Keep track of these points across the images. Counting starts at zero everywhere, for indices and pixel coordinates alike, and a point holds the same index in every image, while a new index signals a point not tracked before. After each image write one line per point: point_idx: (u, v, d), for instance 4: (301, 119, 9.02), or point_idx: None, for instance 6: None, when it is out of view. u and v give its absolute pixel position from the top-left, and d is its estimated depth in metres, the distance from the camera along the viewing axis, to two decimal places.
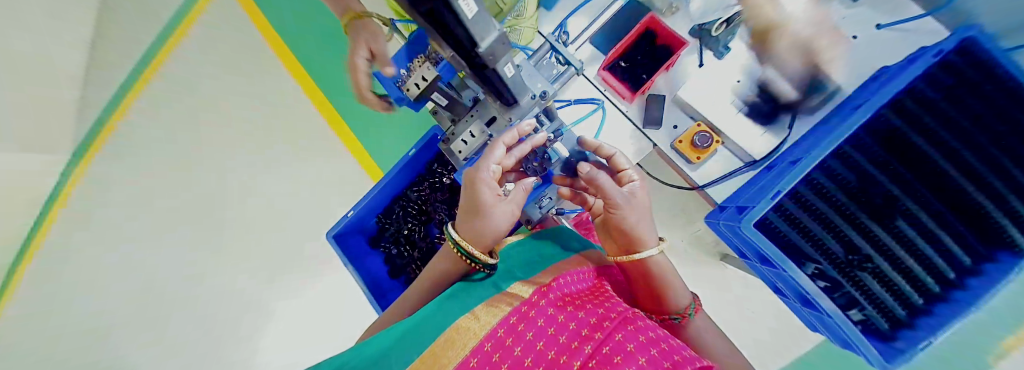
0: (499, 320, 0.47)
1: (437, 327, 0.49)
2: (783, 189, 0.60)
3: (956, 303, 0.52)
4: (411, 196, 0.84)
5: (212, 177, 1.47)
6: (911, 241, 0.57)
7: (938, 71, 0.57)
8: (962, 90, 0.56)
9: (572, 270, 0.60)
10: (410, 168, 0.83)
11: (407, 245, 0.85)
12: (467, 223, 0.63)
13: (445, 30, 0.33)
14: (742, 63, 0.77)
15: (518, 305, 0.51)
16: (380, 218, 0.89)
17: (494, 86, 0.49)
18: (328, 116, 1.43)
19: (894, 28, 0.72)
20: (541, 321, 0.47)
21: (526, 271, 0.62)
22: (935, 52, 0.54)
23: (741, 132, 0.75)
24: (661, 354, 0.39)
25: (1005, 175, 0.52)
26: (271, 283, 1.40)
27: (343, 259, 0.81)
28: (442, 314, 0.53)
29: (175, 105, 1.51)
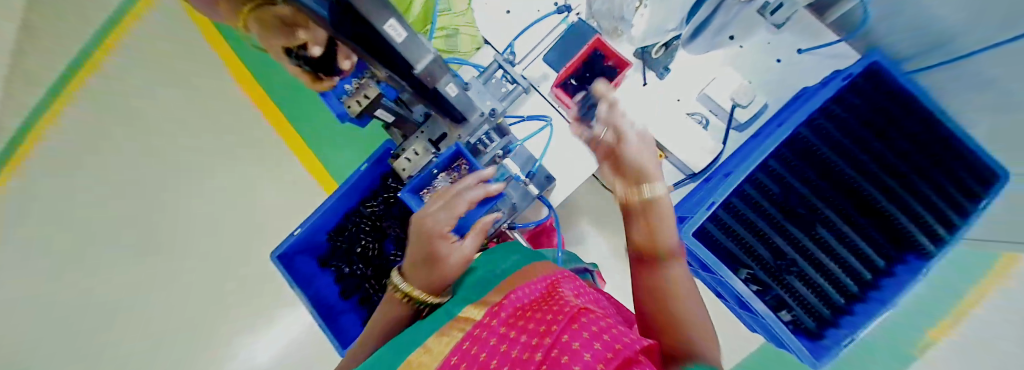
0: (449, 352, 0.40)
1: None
2: (719, 199, 0.64)
3: (872, 304, 0.58)
4: (364, 212, 0.81)
5: (147, 191, 1.37)
6: (827, 244, 0.61)
7: (851, 92, 0.64)
8: (870, 109, 0.63)
9: (526, 278, 0.53)
10: (362, 183, 0.80)
11: (361, 263, 0.82)
12: (421, 271, 0.55)
13: (382, 55, 0.31)
14: (681, 83, 0.84)
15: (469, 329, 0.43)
16: (331, 235, 0.85)
17: (445, 107, 0.47)
18: (279, 127, 1.36)
19: (813, 53, 0.80)
20: (489, 341, 0.38)
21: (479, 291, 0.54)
22: (846, 76, 0.63)
23: (682, 147, 0.79)
24: (605, 340, 0.29)
25: (908, 184, 0.59)
26: (223, 309, 1.31)
27: (288, 281, 0.76)
28: (393, 355, 0.46)
29: (102, 112, 1.38)
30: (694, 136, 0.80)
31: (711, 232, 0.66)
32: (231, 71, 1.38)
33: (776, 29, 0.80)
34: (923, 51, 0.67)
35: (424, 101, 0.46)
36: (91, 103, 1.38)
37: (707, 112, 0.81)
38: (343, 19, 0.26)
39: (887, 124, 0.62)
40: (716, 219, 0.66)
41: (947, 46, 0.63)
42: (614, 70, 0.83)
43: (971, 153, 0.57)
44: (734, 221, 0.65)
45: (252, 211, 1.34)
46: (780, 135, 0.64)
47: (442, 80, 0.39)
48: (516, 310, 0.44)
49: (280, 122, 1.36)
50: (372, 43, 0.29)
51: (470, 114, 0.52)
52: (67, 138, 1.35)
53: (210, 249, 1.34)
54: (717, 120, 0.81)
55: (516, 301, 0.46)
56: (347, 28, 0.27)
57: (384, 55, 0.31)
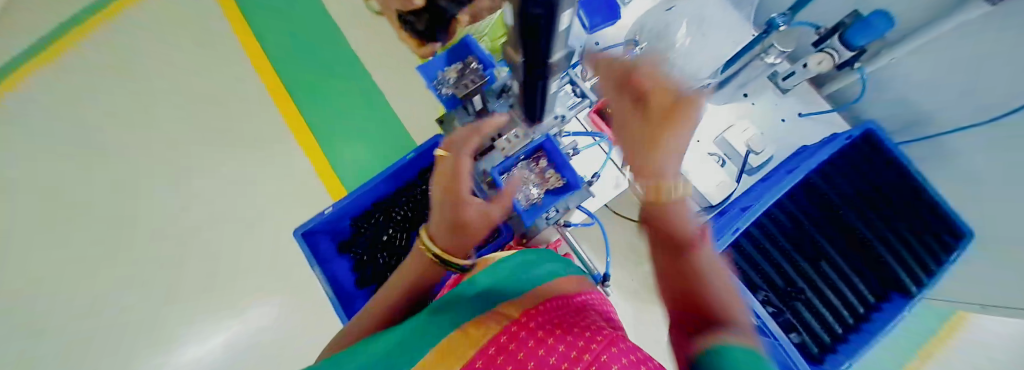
0: (483, 343, 0.35)
1: (400, 357, 0.35)
2: (741, 226, 0.71)
3: (864, 334, 0.65)
4: (397, 202, 0.82)
5: (121, 156, 1.27)
6: (833, 280, 0.68)
7: (852, 148, 0.74)
8: (868, 166, 0.73)
9: (563, 291, 0.52)
10: (400, 172, 0.81)
11: (381, 253, 0.80)
12: (444, 237, 0.50)
13: (533, 39, 0.33)
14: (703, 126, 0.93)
15: (502, 326, 0.39)
16: (355, 221, 0.83)
17: (532, 96, 0.48)
18: (283, 111, 1.30)
19: (811, 117, 0.92)
20: (529, 343, 0.35)
21: (503, 287, 0.52)
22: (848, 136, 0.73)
23: (701, 180, 0.89)
24: None
25: (895, 231, 0.69)
26: (182, 297, 1.18)
27: (308, 260, 0.74)
28: (409, 338, 0.40)
29: (101, 71, 1.34)
30: (711, 174, 0.89)
31: (733, 256, 0.71)
32: (246, 50, 1.36)
33: (783, 94, 0.92)
34: (908, 126, 0.80)
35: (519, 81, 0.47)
36: (94, 62, 1.35)
37: (722, 155, 0.91)
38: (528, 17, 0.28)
39: (880, 180, 0.72)
40: (737, 245, 0.72)
41: (933, 123, 0.75)
42: None
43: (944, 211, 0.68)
44: (752, 249, 0.71)
45: (228, 194, 1.22)
46: (797, 174, 0.72)
47: (557, 68, 0.40)
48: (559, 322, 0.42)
49: (285, 107, 1.31)
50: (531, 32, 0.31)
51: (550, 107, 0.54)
52: (67, 95, 1.32)
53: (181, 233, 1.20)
54: (731, 163, 0.90)
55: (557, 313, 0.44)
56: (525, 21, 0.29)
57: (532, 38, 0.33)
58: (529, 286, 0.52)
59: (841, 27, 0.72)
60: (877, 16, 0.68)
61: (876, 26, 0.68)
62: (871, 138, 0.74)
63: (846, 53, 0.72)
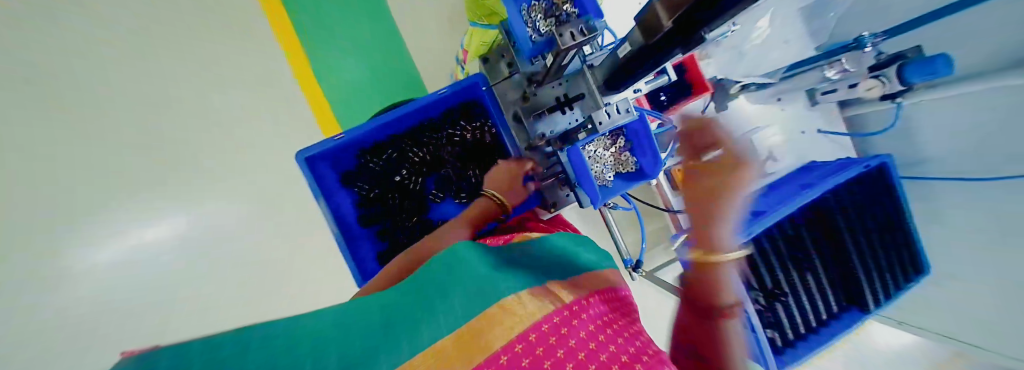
0: (535, 318, 0.32)
1: (445, 312, 0.33)
2: (755, 230, 0.73)
3: (821, 336, 0.78)
4: (416, 141, 0.73)
5: None
6: (812, 288, 0.77)
7: (866, 178, 0.78)
8: (881, 199, 0.77)
9: (614, 285, 0.46)
10: (425, 109, 0.71)
11: (393, 193, 0.74)
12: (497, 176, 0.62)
13: (704, 10, 0.28)
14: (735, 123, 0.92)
15: (562, 304, 0.35)
16: (363, 154, 0.73)
17: (641, 63, 0.40)
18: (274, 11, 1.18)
19: (828, 135, 0.95)
20: (586, 331, 0.32)
21: (564, 268, 0.47)
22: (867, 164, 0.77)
23: None
24: None
25: (875, 258, 0.78)
26: None
27: (312, 189, 0.66)
28: (459, 285, 0.37)
29: None
30: None
31: None
32: None
33: (811, 106, 0.93)
34: (906, 164, 0.87)
35: (632, 44, 0.39)
36: None
37: None
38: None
39: (880, 211, 0.78)
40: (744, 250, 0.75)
41: (927, 165, 0.82)
42: (689, 90, 0.86)
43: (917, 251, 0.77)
44: (757, 253, 0.75)
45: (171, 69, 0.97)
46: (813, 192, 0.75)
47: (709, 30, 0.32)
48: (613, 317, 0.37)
49: (275, 7, 1.18)
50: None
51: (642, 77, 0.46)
52: None
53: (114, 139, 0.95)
54: None
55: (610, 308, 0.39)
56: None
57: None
58: (590, 274, 0.47)
59: (902, 59, 0.67)
60: (939, 59, 0.60)
61: (934, 69, 0.62)
62: (887, 171, 0.77)
63: (896, 87, 0.69)
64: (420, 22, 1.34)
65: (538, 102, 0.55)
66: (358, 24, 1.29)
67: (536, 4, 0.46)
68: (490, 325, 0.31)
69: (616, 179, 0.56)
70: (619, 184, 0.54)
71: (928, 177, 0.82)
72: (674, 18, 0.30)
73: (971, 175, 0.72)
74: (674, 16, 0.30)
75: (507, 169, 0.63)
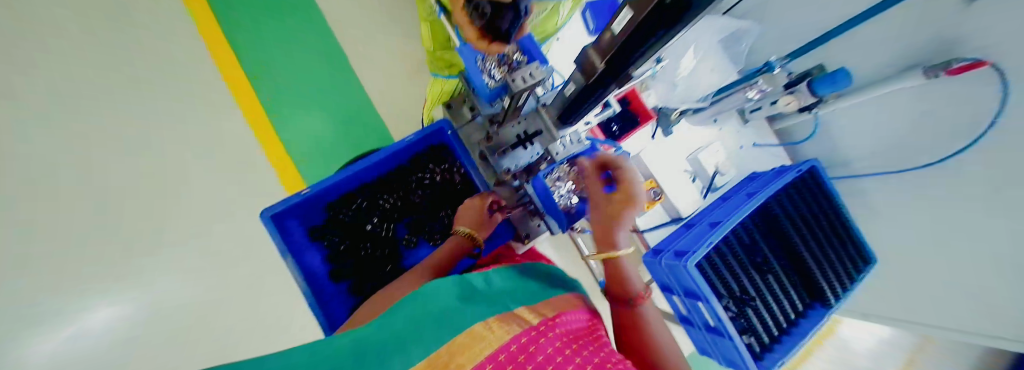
0: (504, 341, 0.33)
1: (416, 339, 0.33)
2: (714, 240, 0.79)
3: (793, 336, 0.80)
4: (387, 188, 0.74)
5: None
6: (774, 290, 0.82)
7: (801, 183, 0.90)
8: (816, 201, 0.89)
9: (570, 307, 0.48)
10: (393, 156, 0.73)
11: (366, 243, 0.73)
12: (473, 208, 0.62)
13: (632, 54, 0.33)
14: (682, 142, 1.02)
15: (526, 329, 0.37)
16: (331, 207, 0.72)
17: (584, 98, 0.45)
18: (239, 89, 1.27)
19: (762, 147, 1.07)
20: (550, 351, 0.34)
21: (530, 297, 0.49)
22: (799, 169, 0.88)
23: (675, 192, 0.98)
24: None
25: (825, 254, 0.85)
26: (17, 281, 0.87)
27: (278, 248, 0.63)
28: (427, 317, 0.38)
29: None
30: (685, 187, 0.99)
31: (706, 269, 0.80)
32: (198, 19, 1.29)
33: (744, 123, 1.06)
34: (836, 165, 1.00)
35: (575, 84, 0.44)
36: None
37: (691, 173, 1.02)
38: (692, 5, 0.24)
39: (817, 211, 0.88)
40: (709, 260, 0.81)
41: (855, 165, 0.94)
42: (637, 119, 0.95)
43: (858, 242, 0.87)
44: (718, 260, 0.81)
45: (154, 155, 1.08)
46: (762, 197, 0.84)
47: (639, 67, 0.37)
48: (567, 338, 0.38)
49: (241, 85, 1.27)
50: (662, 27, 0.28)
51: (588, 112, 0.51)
52: None
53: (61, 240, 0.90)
54: (699, 180, 1.02)
55: (566, 329, 0.40)
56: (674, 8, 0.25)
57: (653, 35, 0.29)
58: (551, 299, 0.49)
59: (809, 77, 0.82)
60: (838, 72, 0.75)
61: (837, 80, 0.76)
62: (816, 174, 0.90)
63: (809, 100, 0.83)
64: (383, 80, 1.43)
65: (500, 140, 0.58)
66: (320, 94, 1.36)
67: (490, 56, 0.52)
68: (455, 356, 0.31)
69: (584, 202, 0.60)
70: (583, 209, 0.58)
71: (858, 174, 0.94)
72: (610, 58, 0.35)
73: (888, 170, 0.86)
74: (609, 57, 0.35)
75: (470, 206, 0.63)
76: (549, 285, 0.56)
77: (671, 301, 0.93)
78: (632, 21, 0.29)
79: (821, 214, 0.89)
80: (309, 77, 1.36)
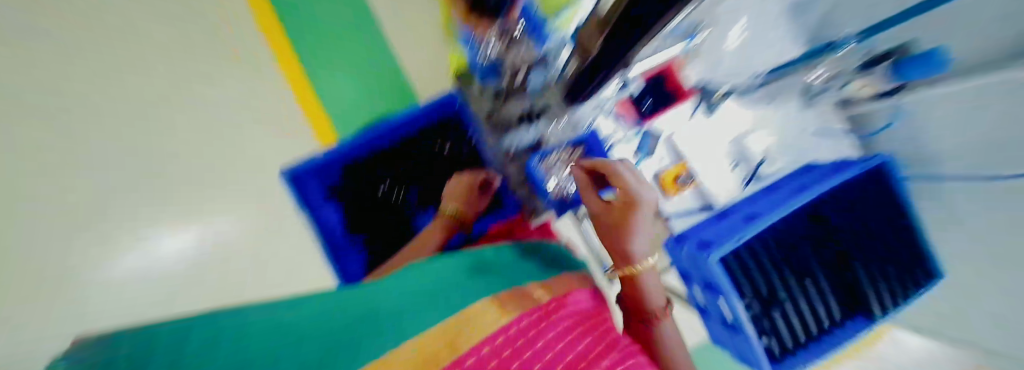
0: (513, 319, 0.38)
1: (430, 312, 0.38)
2: (748, 236, 0.72)
3: (824, 344, 0.74)
4: (400, 154, 0.75)
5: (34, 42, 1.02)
6: (809, 296, 0.75)
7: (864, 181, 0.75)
8: (887, 204, 0.76)
9: (579, 289, 0.50)
10: (406, 122, 0.73)
11: (378, 205, 0.75)
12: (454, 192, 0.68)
13: None
14: (724, 122, 0.87)
15: (530, 310, 0.40)
16: (347, 167, 0.74)
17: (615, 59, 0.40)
18: (277, 46, 1.31)
19: (823, 135, 0.89)
20: (552, 333, 0.38)
21: (531, 273, 0.53)
22: (866, 164, 0.74)
23: (710, 178, 0.87)
24: None
25: (880, 263, 0.76)
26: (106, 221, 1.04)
27: (295, 204, 0.66)
28: (440, 294, 0.43)
29: None
30: (722, 175, 0.88)
31: (733, 266, 0.73)
32: None
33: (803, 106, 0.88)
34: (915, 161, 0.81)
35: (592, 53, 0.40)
36: None
37: (730, 159, 0.88)
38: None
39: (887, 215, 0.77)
40: (739, 256, 0.73)
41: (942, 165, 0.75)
42: (672, 96, 0.86)
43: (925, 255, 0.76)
44: (749, 256, 0.73)
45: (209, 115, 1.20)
46: (813, 195, 0.73)
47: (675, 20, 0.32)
48: (570, 321, 0.41)
49: (279, 42, 1.31)
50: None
51: (616, 77, 0.47)
52: None
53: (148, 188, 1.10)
54: (743, 167, 0.89)
55: (573, 310, 0.44)
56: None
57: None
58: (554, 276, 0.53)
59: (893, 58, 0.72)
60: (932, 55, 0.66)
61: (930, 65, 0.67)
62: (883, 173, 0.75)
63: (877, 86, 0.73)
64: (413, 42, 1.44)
65: (508, 114, 0.56)
66: (354, 52, 1.38)
67: None
68: (460, 328, 0.36)
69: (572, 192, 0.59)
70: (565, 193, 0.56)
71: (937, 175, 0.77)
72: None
73: (970, 177, 0.69)
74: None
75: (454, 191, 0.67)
76: (550, 262, 0.59)
77: (688, 292, 0.88)
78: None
79: (886, 223, 0.76)
80: (342, 35, 1.37)
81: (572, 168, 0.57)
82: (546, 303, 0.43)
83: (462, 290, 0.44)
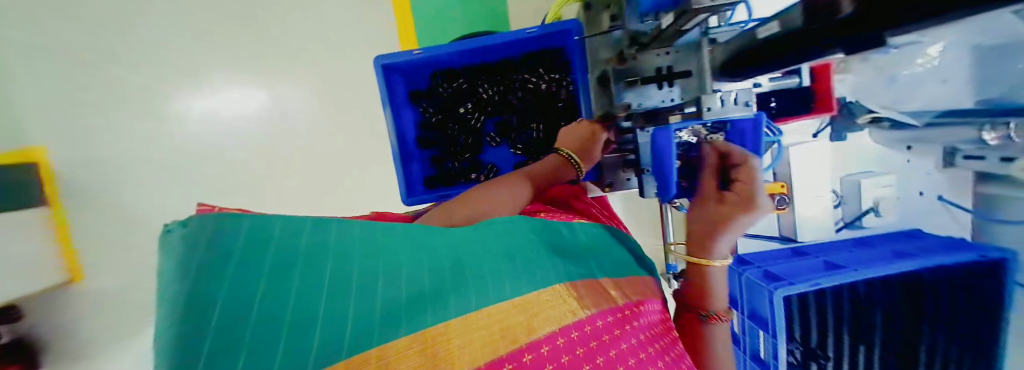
0: (590, 317, 0.36)
1: (517, 275, 0.36)
2: (826, 284, 0.65)
3: None
4: (490, 78, 0.71)
5: None
6: (859, 366, 0.68)
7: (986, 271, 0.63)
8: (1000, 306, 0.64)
9: (653, 297, 0.48)
10: (508, 46, 0.67)
11: (454, 125, 0.73)
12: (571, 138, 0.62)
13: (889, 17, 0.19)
14: (847, 156, 0.80)
15: (608, 314, 0.38)
16: (436, 76, 0.72)
17: (789, 58, 0.31)
18: None
19: (948, 204, 0.77)
20: (622, 346, 0.36)
21: (609, 265, 0.50)
22: (984, 254, 0.61)
23: (807, 211, 0.76)
24: None
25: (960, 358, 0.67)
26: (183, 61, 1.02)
27: (382, 96, 0.65)
28: (526, 256, 0.40)
29: None
30: (818, 210, 0.77)
31: (792, 307, 0.68)
32: None
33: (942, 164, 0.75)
34: None
35: (783, 25, 0.30)
36: None
37: (836, 196, 0.79)
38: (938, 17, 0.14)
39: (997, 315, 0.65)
40: (802, 299, 0.68)
41: None
42: (811, 104, 0.71)
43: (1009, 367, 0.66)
44: (814, 305, 0.68)
45: None
46: (903, 267, 0.63)
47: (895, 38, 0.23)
48: (646, 336, 0.39)
49: None
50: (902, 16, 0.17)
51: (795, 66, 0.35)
52: None
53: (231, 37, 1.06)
54: (841, 208, 0.80)
55: (646, 323, 0.41)
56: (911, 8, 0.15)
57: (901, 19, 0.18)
58: (628, 277, 0.50)
59: None
60: None
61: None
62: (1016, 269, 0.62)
63: None
64: None
65: (634, 67, 0.47)
66: None
67: None
68: (543, 308, 0.34)
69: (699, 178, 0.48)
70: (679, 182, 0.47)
71: None
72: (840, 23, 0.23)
73: None
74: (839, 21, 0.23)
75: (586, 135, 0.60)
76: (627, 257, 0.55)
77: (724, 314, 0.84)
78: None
79: (979, 315, 0.64)
80: None
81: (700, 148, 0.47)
82: (625, 307, 0.41)
83: (546, 264, 0.41)
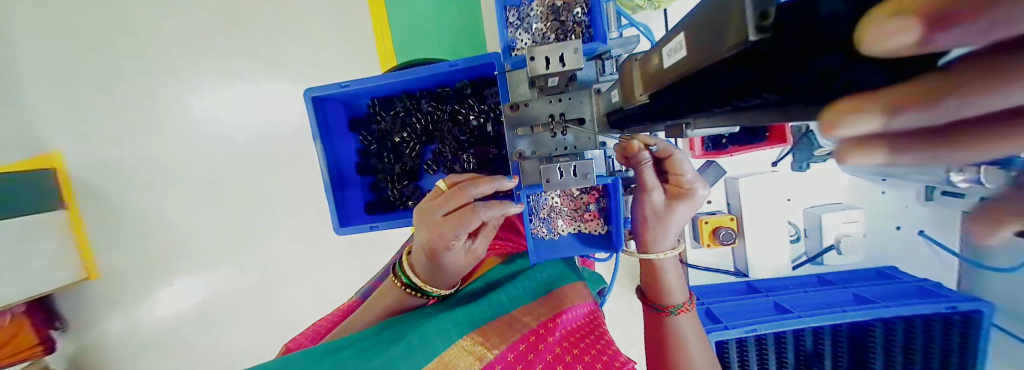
0: (498, 355, 0.39)
1: (418, 341, 0.39)
2: (761, 330, 0.60)
3: None
4: (422, 107, 0.69)
5: None
6: None
7: (936, 321, 0.58)
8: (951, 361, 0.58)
9: (576, 299, 0.47)
10: (439, 78, 0.66)
11: (391, 152, 0.73)
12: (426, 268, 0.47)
13: (705, 107, 0.19)
14: (807, 186, 0.73)
15: (520, 340, 0.41)
16: (374, 104, 0.71)
17: (624, 125, 0.34)
18: None
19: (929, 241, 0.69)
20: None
21: (529, 290, 0.49)
22: (951, 306, 0.54)
23: (761, 243, 0.73)
24: None
25: None
26: (93, 79, 0.89)
27: (313, 127, 0.65)
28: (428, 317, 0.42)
29: None
30: (773, 242, 0.74)
31: (729, 347, 0.63)
32: None
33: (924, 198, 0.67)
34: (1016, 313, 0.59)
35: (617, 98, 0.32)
36: None
37: (800, 228, 0.75)
38: (854, 109, 0.10)
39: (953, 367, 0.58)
40: (741, 341, 0.63)
41: None
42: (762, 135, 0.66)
43: None
44: (753, 349, 0.64)
45: None
46: (861, 316, 0.58)
47: (685, 137, 0.25)
48: (561, 347, 0.41)
49: None
50: (735, 91, 0.16)
51: (644, 129, 0.32)
52: None
53: (149, 45, 0.90)
54: (804, 242, 0.75)
55: (565, 329, 0.43)
56: (784, 67, 0.13)
57: (724, 102, 0.17)
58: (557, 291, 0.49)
59: None
60: None
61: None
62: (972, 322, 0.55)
63: None
64: None
65: (529, 114, 0.43)
66: None
67: (541, 9, 0.47)
68: None
69: (569, 237, 0.51)
70: (563, 244, 0.51)
71: None
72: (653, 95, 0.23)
73: None
74: (653, 93, 0.22)
75: (436, 215, 0.42)
76: (559, 269, 0.53)
77: None
78: (690, 47, 0.16)
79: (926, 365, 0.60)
80: None
81: (562, 209, 0.51)
82: (537, 328, 0.42)
83: (450, 314, 0.43)
